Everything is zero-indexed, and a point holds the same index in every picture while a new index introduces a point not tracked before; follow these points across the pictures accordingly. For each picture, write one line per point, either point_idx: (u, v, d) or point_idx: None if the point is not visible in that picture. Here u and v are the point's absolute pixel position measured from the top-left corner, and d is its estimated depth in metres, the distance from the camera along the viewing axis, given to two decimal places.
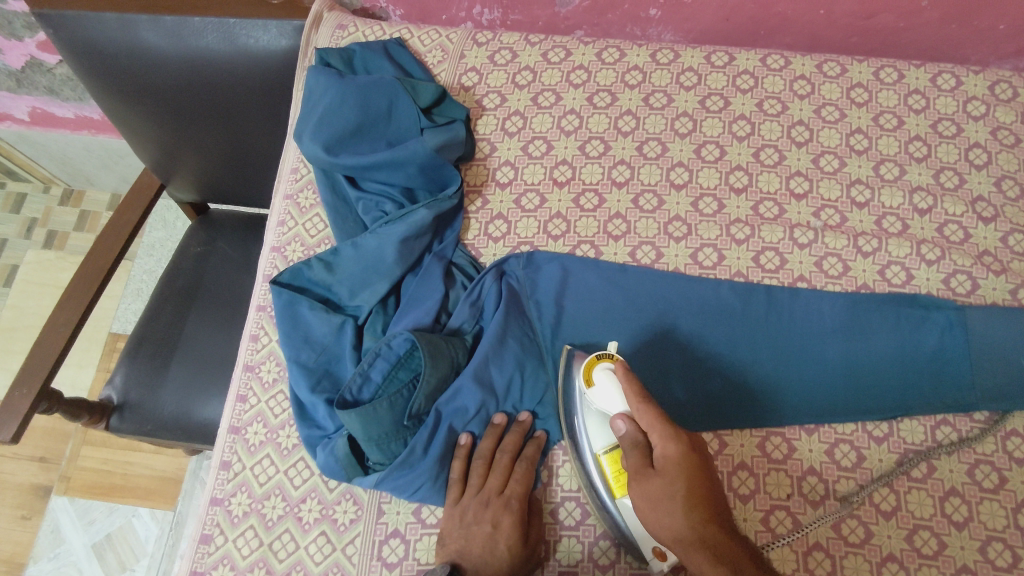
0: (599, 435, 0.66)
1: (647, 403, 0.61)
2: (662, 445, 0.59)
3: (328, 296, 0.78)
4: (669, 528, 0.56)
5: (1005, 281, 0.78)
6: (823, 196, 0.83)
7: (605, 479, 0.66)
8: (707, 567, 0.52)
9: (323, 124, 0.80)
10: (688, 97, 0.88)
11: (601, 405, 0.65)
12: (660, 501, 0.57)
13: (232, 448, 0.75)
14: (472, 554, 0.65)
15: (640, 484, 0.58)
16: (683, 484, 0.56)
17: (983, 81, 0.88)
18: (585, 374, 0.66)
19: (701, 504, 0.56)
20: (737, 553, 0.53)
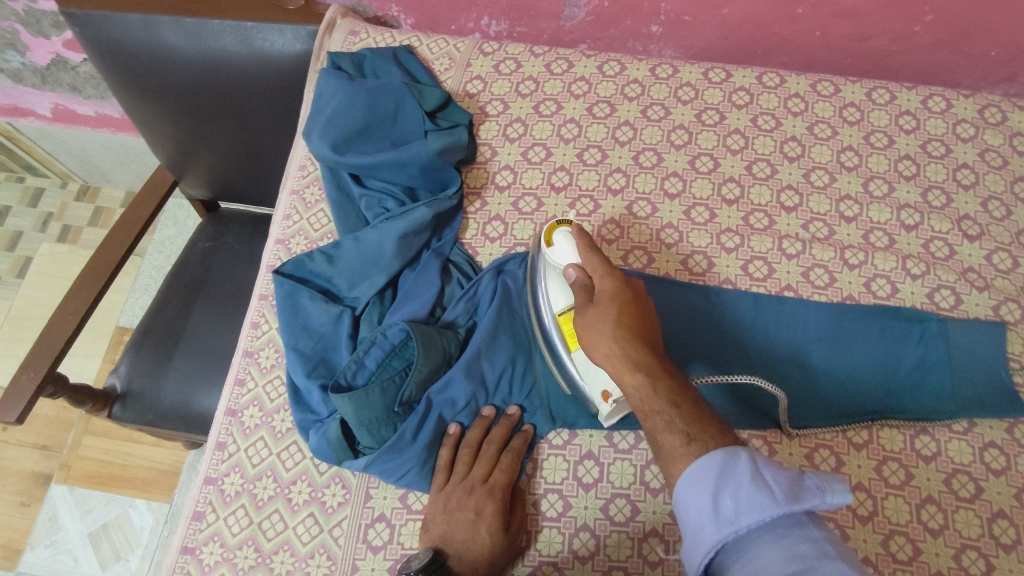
0: (559, 294, 0.72)
1: (594, 253, 0.69)
2: (603, 284, 0.66)
3: (328, 287, 0.80)
4: (600, 349, 0.62)
5: (988, 297, 0.80)
6: (812, 210, 0.85)
7: (562, 335, 0.72)
8: (629, 375, 0.59)
9: (331, 124, 0.84)
10: (685, 110, 0.91)
11: (558, 262, 0.71)
12: (593, 322, 0.63)
13: (228, 430, 0.77)
14: (455, 540, 0.67)
15: (580, 316, 0.65)
16: (614, 307, 0.63)
17: (973, 105, 0.90)
18: (547, 237, 0.73)
19: (629, 328, 0.62)
20: (653, 368, 0.59)
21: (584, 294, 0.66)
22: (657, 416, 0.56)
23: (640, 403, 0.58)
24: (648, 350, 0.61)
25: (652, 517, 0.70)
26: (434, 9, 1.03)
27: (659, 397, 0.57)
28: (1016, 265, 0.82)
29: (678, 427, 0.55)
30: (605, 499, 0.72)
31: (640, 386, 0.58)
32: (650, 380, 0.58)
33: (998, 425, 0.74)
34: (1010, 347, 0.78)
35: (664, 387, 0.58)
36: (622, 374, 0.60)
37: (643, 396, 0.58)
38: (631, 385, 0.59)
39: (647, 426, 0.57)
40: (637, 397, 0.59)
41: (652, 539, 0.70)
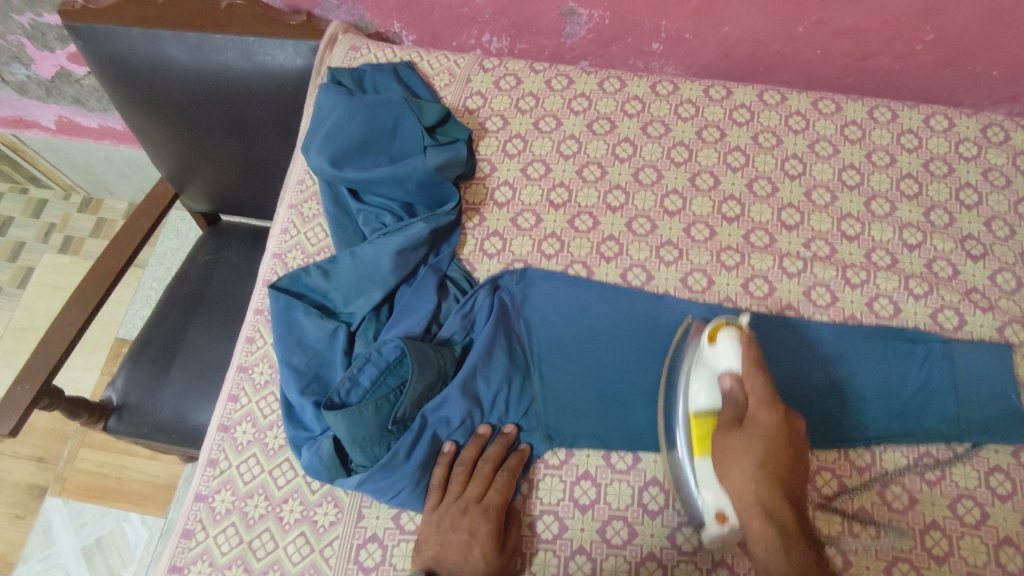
0: (703, 393, 0.67)
1: (759, 369, 0.65)
2: (760, 414, 0.62)
3: (324, 302, 0.80)
4: (733, 489, 0.61)
5: (993, 318, 0.79)
6: (814, 228, 0.85)
7: (689, 438, 0.67)
8: (759, 522, 0.59)
9: (329, 138, 0.84)
10: (685, 127, 0.91)
11: (716, 366, 0.67)
12: (733, 454, 0.62)
13: (220, 446, 0.76)
14: (448, 561, 0.65)
15: (723, 435, 0.63)
16: (763, 447, 0.60)
17: (976, 124, 0.90)
18: (711, 332, 0.68)
19: (771, 469, 0.60)
20: (784, 523, 0.58)
21: (735, 416, 0.64)
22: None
23: (761, 554, 0.58)
24: (785, 497, 0.60)
25: (650, 540, 0.70)
26: (436, 26, 1.04)
27: (785, 557, 0.57)
28: (1020, 286, 0.81)
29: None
30: (602, 522, 0.70)
31: (770, 538, 0.58)
32: (785, 542, 0.57)
33: (1004, 449, 0.73)
34: (1016, 369, 0.77)
35: (796, 553, 0.57)
36: (751, 520, 0.60)
37: (769, 551, 0.57)
38: (758, 533, 0.59)
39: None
40: (762, 549, 0.58)
41: (648, 565, 0.69)
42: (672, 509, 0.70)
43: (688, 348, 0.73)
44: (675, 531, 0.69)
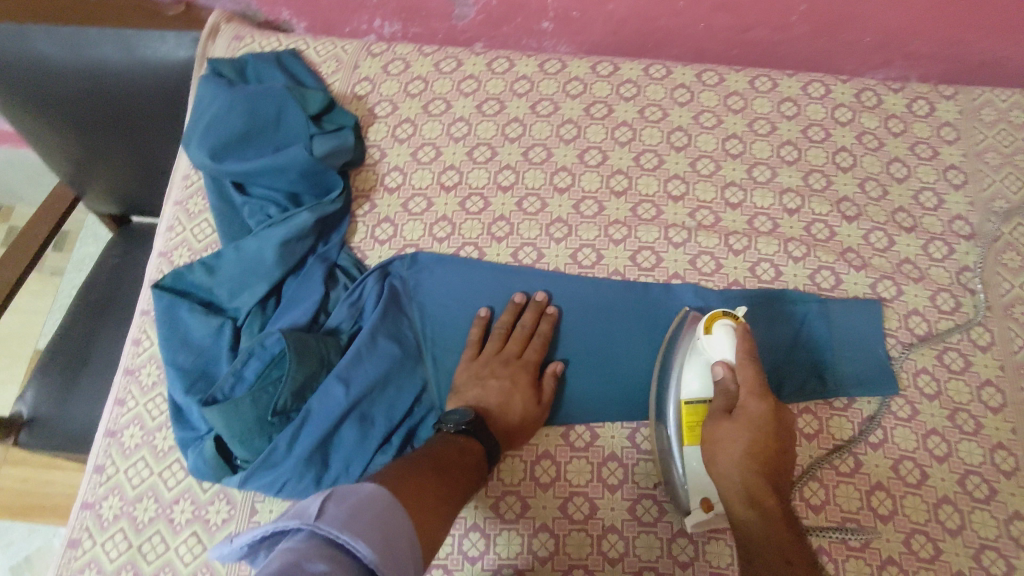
0: (695, 379, 0.70)
1: (751, 362, 0.67)
2: (750, 407, 0.65)
3: (210, 299, 0.78)
4: (721, 469, 0.65)
5: (865, 276, 0.83)
6: (698, 198, 0.87)
7: (679, 425, 0.70)
8: (743, 510, 0.62)
9: (209, 132, 0.82)
10: (574, 105, 0.92)
11: (711, 355, 0.69)
12: (723, 437, 0.65)
13: (107, 451, 0.74)
14: (490, 399, 0.73)
15: (713, 422, 0.67)
16: (750, 436, 0.64)
17: (850, 89, 0.94)
18: (707, 323, 0.70)
19: (756, 457, 0.63)
20: (769, 505, 0.61)
21: (725, 401, 0.67)
22: (765, 559, 0.59)
23: (745, 535, 0.61)
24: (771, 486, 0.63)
25: (542, 512, 0.72)
26: (325, 13, 1.02)
27: (767, 544, 0.59)
28: (891, 244, 0.85)
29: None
30: (496, 497, 0.73)
31: (752, 522, 0.61)
32: (766, 523, 0.60)
33: (875, 400, 0.78)
34: (886, 324, 0.81)
35: (779, 532, 0.60)
36: (736, 507, 0.63)
37: (754, 531, 0.61)
38: (742, 517, 0.62)
39: (750, 564, 0.60)
40: (746, 532, 0.61)
41: (542, 535, 0.71)
42: (564, 480, 0.73)
43: (681, 335, 0.75)
44: (566, 502, 0.72)
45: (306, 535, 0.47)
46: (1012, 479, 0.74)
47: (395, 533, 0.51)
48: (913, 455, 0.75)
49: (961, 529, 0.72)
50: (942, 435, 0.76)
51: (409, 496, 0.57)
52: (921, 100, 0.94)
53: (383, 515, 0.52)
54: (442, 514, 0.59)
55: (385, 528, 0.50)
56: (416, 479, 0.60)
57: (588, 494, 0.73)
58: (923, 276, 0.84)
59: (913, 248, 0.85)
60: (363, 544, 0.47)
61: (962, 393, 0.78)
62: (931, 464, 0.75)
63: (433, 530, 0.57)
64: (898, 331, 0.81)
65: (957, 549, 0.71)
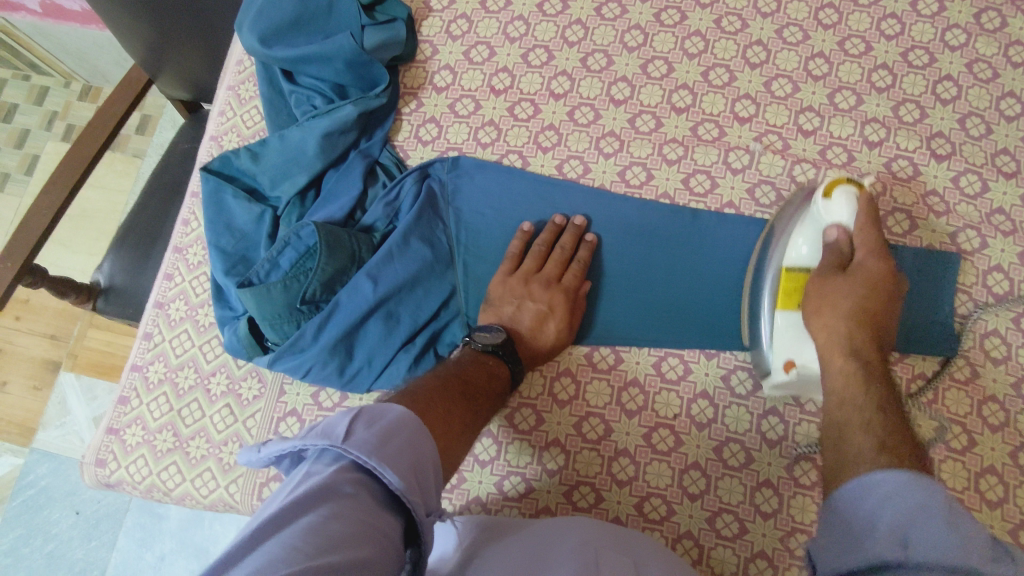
0: (806, 244, 0.68)
1: (872, 227, 0.65)
2: (867, 265, 0.64)
3: (254, 186, 0.80)
4: (825, 326, 0.63)
5: (947, 223, 0.75)
6: (768, 121, 0.79)
7: (776, 289, 0.69)
8: (842, 359, 0.61)
9: (260, 15, 0.80)
10: (644, 8, 0.84)
11: (826, 219, 0.66)
12: (833, 295, 0.63)
13: (155, 320, 0.79)
14: (522, 323, 0.70)
15: (824, 279, 0.65)
16: (865, 291, 0.63)
17: (969, 8, 0.81)
18: (827, 186, 0.67)
19: (867, 316, 0.62)
20: (870, 370, 0.59)
21: (835, 264, 0.65)
22: (858, 411, 0.56)
23: (843, 388, 0.59)
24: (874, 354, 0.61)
25: (555, 428, 0.72)
26: None
27: (865, 396, 0.57)
28: (984, 190, 0.76)
29: (875, 429, 0.53)
30: (512, 409, 0.73)
31: (852, 372, 0.59)
32: (867, 375, 0.59)
33: (932, 359, 0.72)
34: (961, 278, 0.74)
35: (877, 395, 0.57)
36: (835, 361, 0.61)
37: (851, 385, 0.58)
38: (839, 369, 0.60)
39: (839, 415, 0.57)
40: (843, 382, 0.59)
41: (552, 449, 0.72)
42: (582, 400, 0.73)
43: (793, 205, 0.71)
44: (582, 421, 0.72)
45: (333, 459, 0.45)
46: None
47: (424, 457, 0.49)
48: (963, 421, 0.69)
49: (1002, 502, 0.67)
50: (1002, 404, 0.70)
51: (431, 419, 0.54)
52: None
53: (413, 437, 0.48)
54: (463, 440, 0.57)
55: (414, 451, 0.48)
56: (447, 403, 0.57)
57: (605, 416, 0.72)
58: (1016, 229, 0.74)
59: (1011, 197, 0.75)
60: (390, 472, 0.45)
61: None
62: (982, 432, 0.69)
63: (455, 452, 0.55)
64: (973, 288, 0.73)
65: (992, 522, 0.67)
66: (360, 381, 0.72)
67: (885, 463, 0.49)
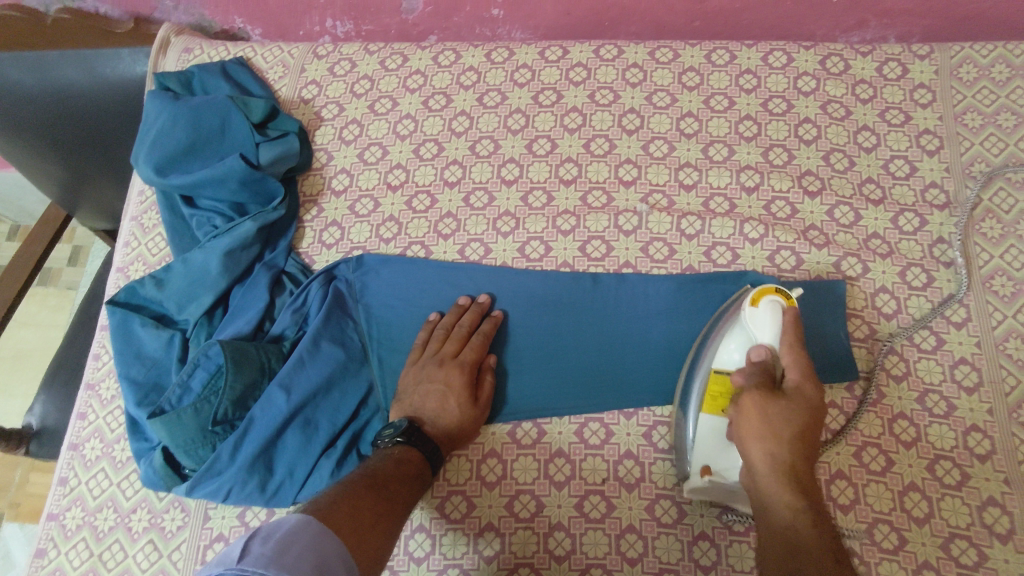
0: (736, 351, 0.67)
1: (798, 347, 0.64)
2: (801, 388, 0.62)
3: (162, 312, 0.80)
4: (762, 452, 0.60)
5: (828, 254, 0.79)
6: (651, 182, 0.84)
7: (703, 390, 0.68)
8: (787, 495, 0.58)
9: (154, 147, 0.83)
10: (522, 93, 0.89)
11: (755, 332, 0.66)
12: (772, 420, 0.61)
13: (70, 464, 0.77)
14: (427, 408, 0.71)
15: (760, 396, 0.62)
16: (801, 416, 0.61)
17: (814, 56, 0.89)
18: (756, 295, 0.66)
19: (802, 440, 0.60)
20: (813, 500, 0.58)
21: (767, 383, 0.63)
22: (808, 545, 0.55)
23: (789, 526, 0.57)
24: (810, 479, 0.60)
25: (487, 511, 0.71)
26: (278, 16, 1.01)
27: (814, 532, 0.56)
28: (857, 218, 0.80)
29: (825, 573, 0.52)
30: (441, 498, 0.72)
31: (794, 507, 0.57)
32: (811, 513, 0.57)
33: (839, 385, 0.74)
34: (852, 303, 0.77)
35: (824, 529, 0.56)
36: (777, 493, 0.59)
37: (796, 524, 0.56)
38: (784, 504, 0.58)
39: (788, 556, 0.55)
40: (787, 519, 0.57)
41: (487, 534, 0.70)
42: (510, 479, 0.72)
43: (724, 314, 0.72)
44: (513, 500, 0.72)
45: None
46: (986, 463, 0.69)
47: (327, 555, 0.51)
48: (878, 442, 0.71)
49: (929, 517, 0.68)
50: (910, 419, 0.72)
51: (340, 517, 0.56)
52: (893, 62, 0.88)
53: (313, 543, 0.51)
54: (380, 531, 0.58)
55: (317, 557, 0.50)
56: (352, 502, 0.58)
57: (535, 491, 0.72)
58: (892, 250, 0.79)
59: (882, 221, 0.80)
60: None
61: (934, 373, 0.73)
62: (898, 450, 0.70)
63: (373, 545, 0.56)
64: (864, 311, 0.77)
65: (924, 539, 0.67)
66: (283, 495, 0.70)
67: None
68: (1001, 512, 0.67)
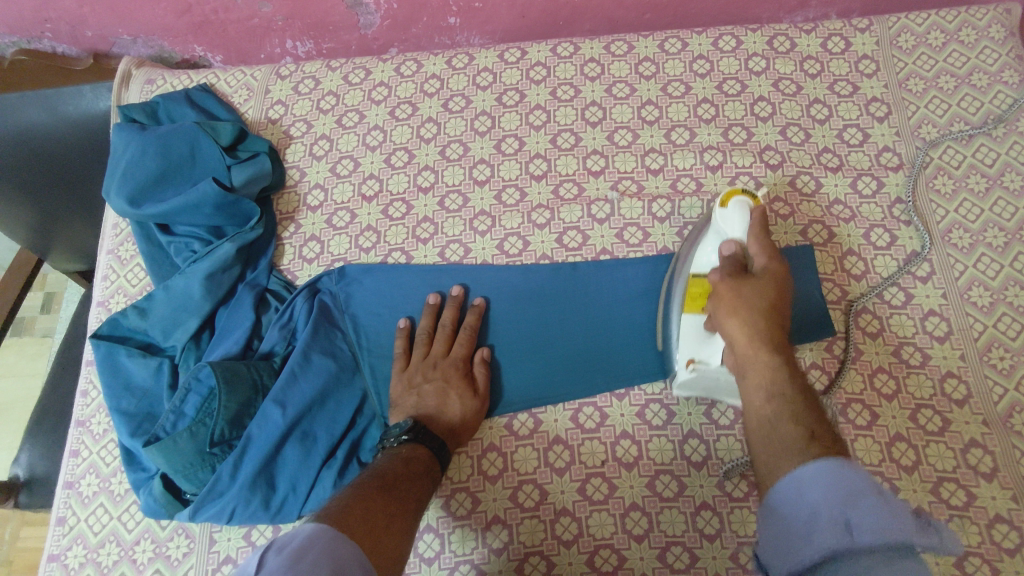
0: (710, 255, 0.72)
1: (762, 235, 0.71)
2: (766, 266, 0.69)
3: (148, 341, 0.80)
4: (737, 326, 0.65)
5: (795, 223, 0.82)
6: (619, 170, 0.86)
7: (683, 292, 0.73)
8: (764, 355, 0.62)
9: (125, 178, 0.83)
10: (485, 96, 0.91)
11: (724, 229, 0.71)
12: (744, 297, 0.66)
13: (67, 503, 0.76)
14: (427, 407, 0.73)
15: (733, 282, 0.67)
16: (770, 292, 0.67)
17: (762, 37, 0.92)
18: (724, 199, 0.72)
19: (771, 314, 0.65)
20: (788, 361, 0.62)
21: (738, 268, 0.69)
22: (785, 403, 0.58)
23: (765, 383, 0.60)
24: (784, 345, 0.64)
25: (493, 504, 0.72)
26: (237, 42, 1.02)
27: (789, 384, 0.59)
28: (819, 187, 0.84)
29: (803, 420, 0.55)
30: (446, 497, 0.73)
31: (773, 365, 0.61)
32: (787, 374, 0.60)
33: (819, 347, 0.77)
34: (822, 268, 0.80)
35: (798, 383, 0.60)
36: (755, 359, 0.62)
37: (772, 377, 0.60)
38: (764, 366, 0.61)
39: (766, 413, 0.58)
40: (767, 382, 0.60)
41: (495, 527, 0.71)
42: (512, 470, 0.74)
43: (696, 229, 0.78)
44: (516, 491, 0.73)
45: None
46: (964, 408, 0.72)
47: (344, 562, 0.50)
48: (861, 398, 0.74)
49: (917, 464, 0.70)
50: (889, 372, 0.75)
51: (353, 520, 0.56)
52: (836, 37, 0.92)
53: (330, 545, 0.50)
54: (395, 530, 0.58)
55: (335, 558, 0.50)
56: (363, 504, 0.58)
57: (537, 480, 0.73)
58: (854, 214, 0.82)
59: (842, 187, 0.84)
60: None
61: (906, 327, 0.76)
62: (881, 404, 0.73)
63: (389, 544, 0.56)
64: (834, 274, 0.80)
65: (915, 486, 0.70)
66: (288, 510, 0.71)
67: (816, 454, 0.51)
68: (983, 452, 0.70)
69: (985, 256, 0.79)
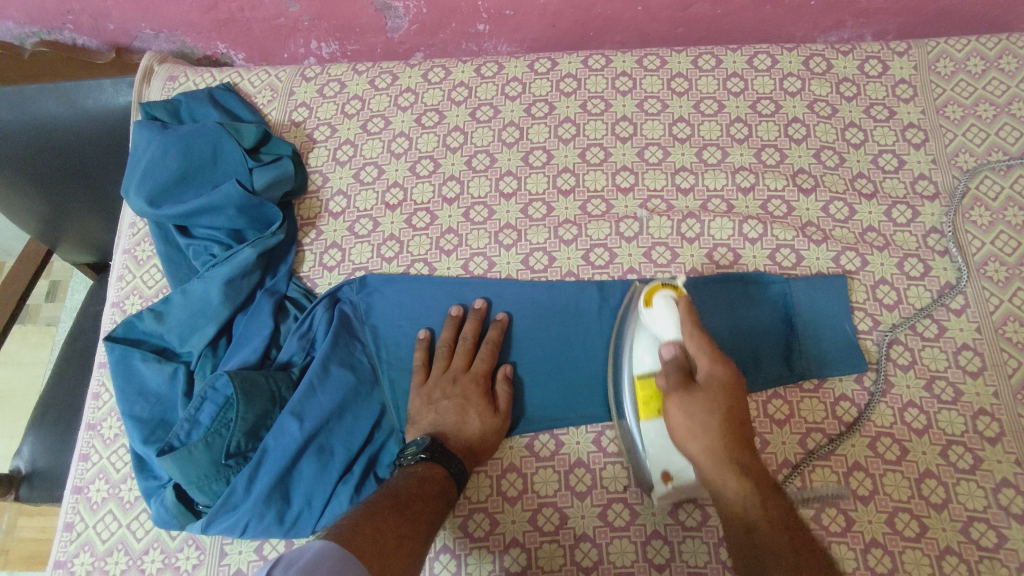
0: (647, 356, 0.68)
1: (698, 330, 0.65)
2: (713, 371, 0.64)
3: (163, 345, 0.78)
4: (700, 449, 0.61)
5: (828, 249, 0.80)
6: (648, 187, 0.85)
7: (635, 400, 0.69)
8: (735, 481, 0.59)
9: (145, 177, 0.81)
10: (514, 106, 0.90)
11: (660, 332, 0.67)
12: (698, 419, 0.62)
13: (75, 508, 0.74)
14: (445, 424, 0.71)
15: (683, 398, 0.63)
16: (723, 401, 0.63)
17: (797, 57, 0.91)
18: (648, 296, 0.68)
19: (731, 421, 0.62)
20: (760, 479, 0.59)
21: (683, 379, 0.64)
22: (763, 526, 0.56)
23: (742, 507, 0.58)
24: (749, 453, 0.61)
25: (511, 526, 0.71)
26: (261, 41, 1.00)
27: (762, 504, 0.57)
28: (852, 213, 0.82)
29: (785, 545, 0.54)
30: (463, 516, 0.72)
31: (746, 492, 0.58)
32: (761, 493, 0.58)
33: (848, 377, 0.75)
34: (853, 297, 0.78)
35: (772, 501, 0.58)
36: (726, 480, 0.59)
37: (748, 503, 0.58)
38: (735, 488, 0.59)
39: (748, 537, 0.56)
40: (739, 505, 0.58)
41: (513, 550, 0.70)
42: (532, 492, 0.72)
43: (630, 313, 0.73)
44: (536, 514, 0.71)
45: None
46: (997, 446, 0.71)
47: None
48: (891, 431, 0.72)
49: (946, 503, 0.69)
50: (920, 407, 0.73)
51: (363, 541, 0.54)
52: (873, 59, 0.91)
53: (338, 570, 0.49)
54: (407, 553, 0.57)
55: None
56: (374, 525, 0.57)
57: (558, 504, 0.71)
58: (888, 242, 0.81)
59: (876, 214, 0.82)
60: None
61: (939, 360, 0.75)
62: (911, 438, 0.72)
63: (398, 568, 0.55)
64: (866, 303, 0.78)
65: (944, 525, 0.68)
66: (302, 526, 0.69)
67: None
68: (1015, 493, 0.69)
69: (1020, 290, 0.77)
